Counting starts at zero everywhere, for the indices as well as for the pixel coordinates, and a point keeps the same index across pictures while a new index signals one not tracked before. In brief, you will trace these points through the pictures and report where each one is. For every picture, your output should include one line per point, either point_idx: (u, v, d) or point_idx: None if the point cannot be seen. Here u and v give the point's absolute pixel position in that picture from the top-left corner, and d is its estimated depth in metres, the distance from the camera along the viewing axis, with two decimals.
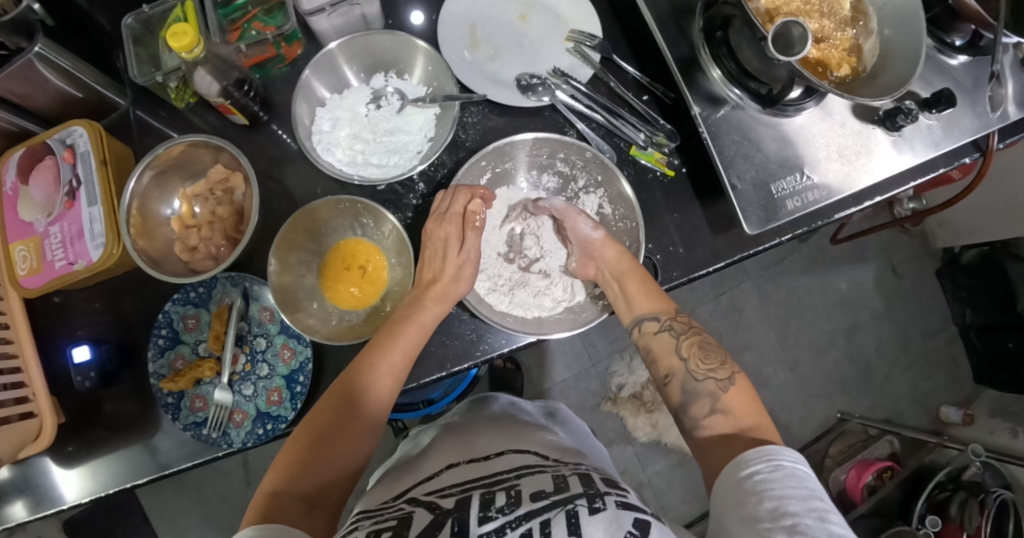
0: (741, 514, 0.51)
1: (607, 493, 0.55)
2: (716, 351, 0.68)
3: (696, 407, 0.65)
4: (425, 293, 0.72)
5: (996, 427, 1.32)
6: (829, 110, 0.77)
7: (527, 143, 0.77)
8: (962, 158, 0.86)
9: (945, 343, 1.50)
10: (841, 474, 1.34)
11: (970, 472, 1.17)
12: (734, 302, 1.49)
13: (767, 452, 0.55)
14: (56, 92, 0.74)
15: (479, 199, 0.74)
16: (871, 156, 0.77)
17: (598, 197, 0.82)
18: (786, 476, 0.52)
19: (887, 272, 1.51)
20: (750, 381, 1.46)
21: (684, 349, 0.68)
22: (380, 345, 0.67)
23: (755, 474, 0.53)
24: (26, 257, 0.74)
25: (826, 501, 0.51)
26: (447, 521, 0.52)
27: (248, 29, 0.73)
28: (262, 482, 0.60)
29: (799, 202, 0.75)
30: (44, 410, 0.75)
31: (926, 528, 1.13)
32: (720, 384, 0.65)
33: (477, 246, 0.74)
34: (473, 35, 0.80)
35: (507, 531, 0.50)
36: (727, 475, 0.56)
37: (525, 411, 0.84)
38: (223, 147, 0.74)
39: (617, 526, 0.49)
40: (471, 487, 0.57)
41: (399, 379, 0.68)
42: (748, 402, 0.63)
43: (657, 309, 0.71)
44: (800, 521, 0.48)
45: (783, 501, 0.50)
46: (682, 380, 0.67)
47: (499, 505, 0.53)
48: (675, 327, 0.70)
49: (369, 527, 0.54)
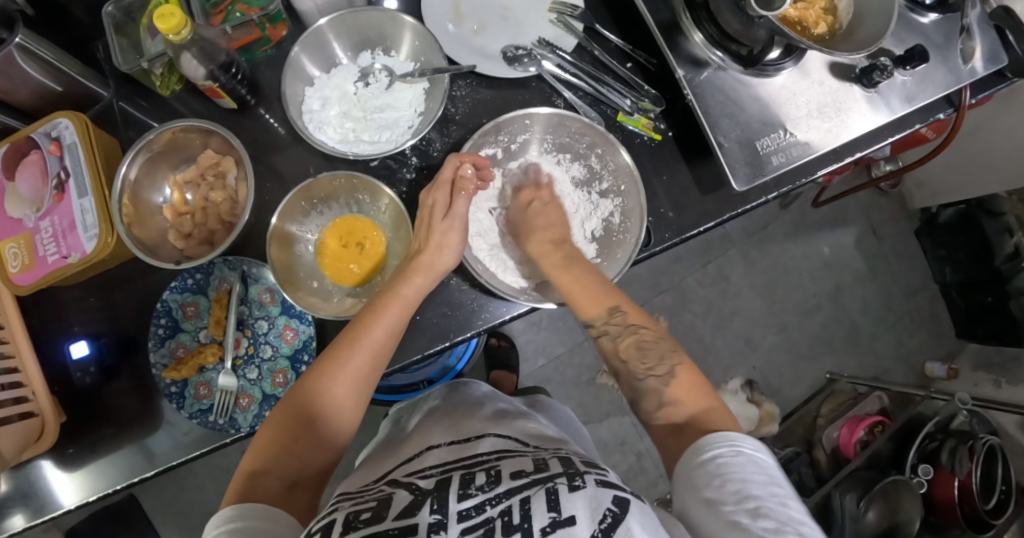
0: (703, 497, 0.53)
1: (587, 473, 0.56)
2: (654, 347, 0.67)
3: (647, 404, 0.65)
4: (409, 268, 0.71)
5: (980, 379, 1.39)
6: (807, 70, 0.79)
7: (539, 117, 0.78)
8: (936, 114, 0.88)
9: (928, 301, 1.54)
10: (834, 432, 1.36)
11: (958, 421, 1.23)
12: (721, 271, 1.52)
13: (727, 436, 0.57)
14: (37, 86, 0.73)
15: (469, 164, 0.74)
16: (851, 113, 0.79)
17: (613, 205, 0.81)
18: (747, 462, 0.54)
19: (869, 234, 1.55)
20: (740, 347, 1.50)
21: (623, 352, 0.69)
22: (365, 320, 0.67)
23: (718, 458, 0.55)
24: (17, 254, 0.73)
25: (784, 486, 0.54)
26: (427, 500, 0.53)
27: (232, 11, 0.72)
28: (242, 461, 0.59)
29: (783, 158, 0.77)
30: (44, 409, 0.75)
31: (919, 477, 1.16)
32: (661, 379, 0.65)
33: (467, 208, 0.73)
34: (457, 10, 0.80)
35: (486, 507, 0.51)
36: (687, 458, 0.58)
37: (504, 399, 0.85)
38: (214, 130, 0.74)
39: (595, 504, 0.50)
40: (451, 469, 0.59)
41: (384, 355, 0.67)
42: (693, 389, 0.64)
43: (592, 315, 0.71)
44: (763, 504, 0.51)
45: (746, 485, 0.52)
46: (629, 381, 0.68)
47: (479, 484, 0.55)
48: (610, 330, 0.70)
49: (349, 507, 0.54)
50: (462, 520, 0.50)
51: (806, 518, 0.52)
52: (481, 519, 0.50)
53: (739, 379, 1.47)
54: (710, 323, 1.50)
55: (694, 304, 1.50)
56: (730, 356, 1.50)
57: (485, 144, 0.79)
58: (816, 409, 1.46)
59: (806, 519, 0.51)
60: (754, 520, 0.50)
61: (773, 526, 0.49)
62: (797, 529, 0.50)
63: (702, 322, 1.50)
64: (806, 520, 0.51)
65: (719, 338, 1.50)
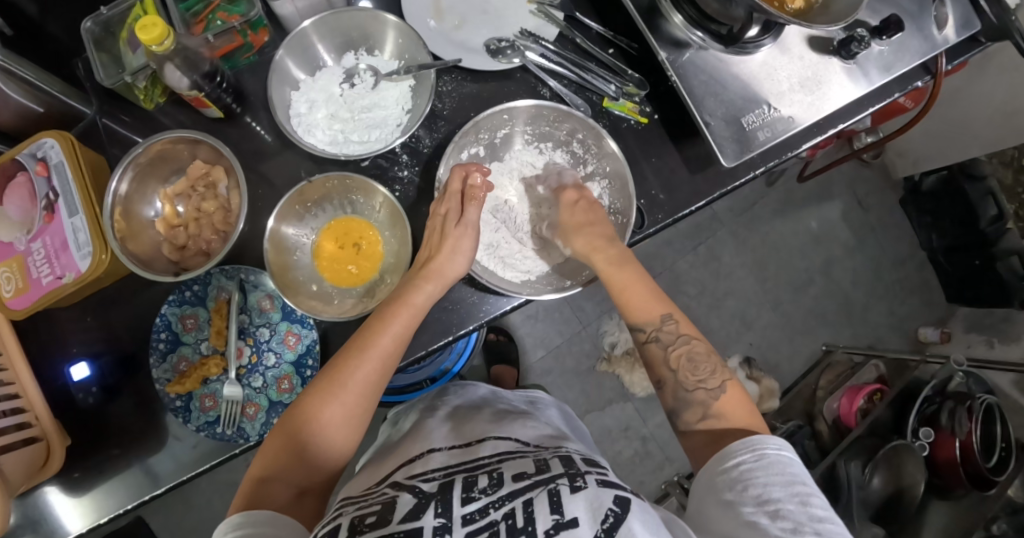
0: (724, 501, 0.54)
1: (588, 473, 0.57)
2: (705, 360, 0.67)
3: (687, 415, 0.66)
4: (420, 275, 0.71)
5: (974, 341, 1.44)
6: (786, 45, 0.80)
7: (526, 110, 0.77)
8: (914, 82, 0.89)
9: (917, 268, 1.57)
10: (834, 403, 1.38)
11: (954, 383, 1.23)
12: (712, 251, 1.54)
13: (752, 441, 0.57)
14: (18, 108, 0.72)
15: (477, 174, 0.75)
16: (831, 85, 0.80)
17: (600, 187, 0.83)
18: (771, 465, 0.55)
19: (855, 207, 1.57)
20: (736, 326, 1.52)
21: (673, 362, 0.67)
22: (375, 327, 0.66)
23: (741, 463, 0.56)
24: (10, 278, 0.72)
25: (811, 485, 0.54)
26: (432, 502, 0.53)
27: (213, 19, 0.72)
28: (252, 464, 0.60)
29: (769, 133, 0.79)
30: (49, 433, 0.75)
31: (920, 440, 1.18)
32: (710, 392, 0.65)
33: (478, 217, 0.73)
34: (437, 5, 0.80)
35: (490, 511, 0.52)
36: (712, 464, 0.59)
37: (504, 399, 0.85)
38: (202, 140, 0.73)
39: (597, 505, 0.51)
40: (454, 472, 0.59)
41: (394, 362, 0.66)
42: (738, 407, 0.64)
43: (644, 321, 0.70)
44: (783, 506, 0.52)
45: (767, 488, 0.53)
46: (674, 390, 0.67)
47: (482, 486, 0.55)
48: (662, 338, 0.69)
49: (355, 512, 0.54)
50: (467, 524, 0.51)
51: (830, 516, 0.52)
52: (485, 522, 0.51)
53: (737, 357, 1.49)
54: (705, 304, 1.52)
55: (687, 287, 1.52)
56: (727, 335, 1.52)
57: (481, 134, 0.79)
58: (814, 381, 1.48)
59: (830, 517, 0.52)
60: (773, 521, 0.51)
61: (791, 526, 0.50)
62: (815, 528, 0.50)
63: (696, 304, 1.52)
64: (830, 518, 0.52)
65: (715, 318, 1.52)
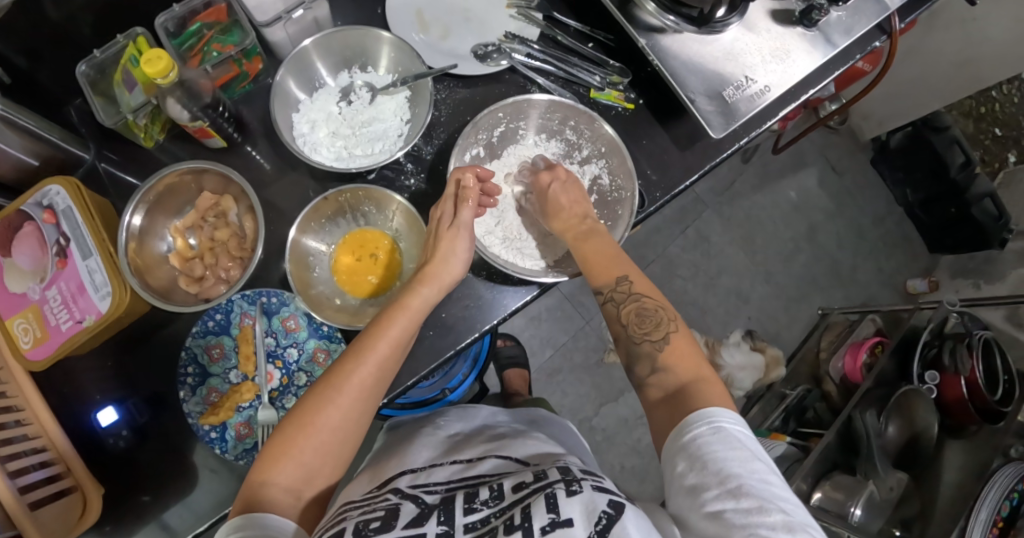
0: (687, 484, 0.54)
1: (584, 479, 0.57)
2: (653, 313, 0.69)
3: (640, 371, 0.67)
4: (417, 279, 0.70)
5: (962, 286, 1.49)
6: (751, 23, 0.84)
7: (541, 104, 0.81)
8: (872, 42, 0.94)
9: (896, 224, 1.63)
10: (839, 362, 1.40)
11: (951, 324, 1.28)
12: (700, 233, 1.58)
13: (706, 413, 0.57)
14: (16, 162, 0.73)
15: (475, 176, 0.75)
16: (799, 53, 0.84)
17: (598, 167, 0.86)
18: (727, 440, 0.55)
19: (829, 172, 1.63)
20: (733, 302, 1.56)
21: (624, 318, 0.70)
22: (372, 333, 0.65)
23: (698, 437, 0.56)
24: (28, 328, 0.72)
25: (765, 459, 0.55)
26: (434, 512, 0.56)
27: (208, 51, 0.74)
28: (249, 470, 0.59)
29: (749, 104, 0.83)
30: (85, 482, 0.74)
31: (927, 384, 1.22)
32: (656, 344, 0.67)
33: (471, 217, 0.73)
34: (421, 19, 0.83)
35: (491, 521, 0.54)
36: (670, 440, 0.58)
37: (503, 424, 0.85)
38: (208, 169, 0.75)
39: (591, 508, 0.51)
40: (456, 485, 0.61)
41: (394, 365, 0.66)
42: (685, 356, 0.65)
43: (602, 282, 0.73)
44: (744, 483, 0.52)
45: (727, 465, 0.53)
46: (627, 348, 0.69)
47: (483, 498, 0.57)
48: (616, 297, 0.71)
49: (358, 516, 0.55)
50: (468, 533, 0.53)
51: (785, 493, 0.53)
52: (487, 530, 0.53)
53: (738, 331, 1.53)
54: (701, 285, 1.56)
55: (681, 269, 1.56)
56: (726, 311, 1.56)
57: (489, 128, 0.82)
58: (816, 345, 1.52)
59: (787, 491, 0.53)
60: (737, 501, 0.51)
61: (755, 504, 0.50)
62: (779, 505, 0.51)
63: (692, 285, 1.56)
64: (785, 495, 0.52)
65: (713, 296, 1.56)
